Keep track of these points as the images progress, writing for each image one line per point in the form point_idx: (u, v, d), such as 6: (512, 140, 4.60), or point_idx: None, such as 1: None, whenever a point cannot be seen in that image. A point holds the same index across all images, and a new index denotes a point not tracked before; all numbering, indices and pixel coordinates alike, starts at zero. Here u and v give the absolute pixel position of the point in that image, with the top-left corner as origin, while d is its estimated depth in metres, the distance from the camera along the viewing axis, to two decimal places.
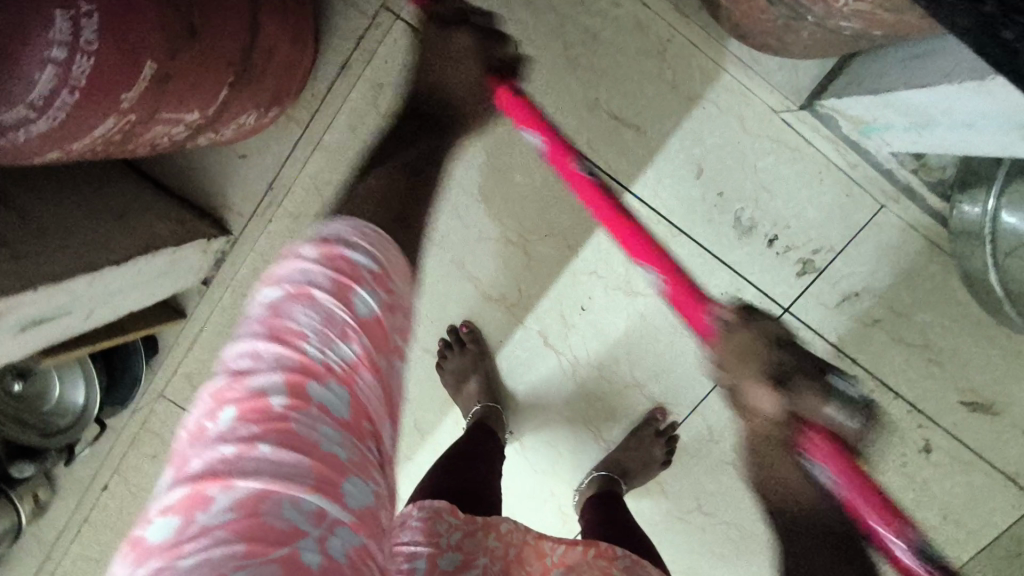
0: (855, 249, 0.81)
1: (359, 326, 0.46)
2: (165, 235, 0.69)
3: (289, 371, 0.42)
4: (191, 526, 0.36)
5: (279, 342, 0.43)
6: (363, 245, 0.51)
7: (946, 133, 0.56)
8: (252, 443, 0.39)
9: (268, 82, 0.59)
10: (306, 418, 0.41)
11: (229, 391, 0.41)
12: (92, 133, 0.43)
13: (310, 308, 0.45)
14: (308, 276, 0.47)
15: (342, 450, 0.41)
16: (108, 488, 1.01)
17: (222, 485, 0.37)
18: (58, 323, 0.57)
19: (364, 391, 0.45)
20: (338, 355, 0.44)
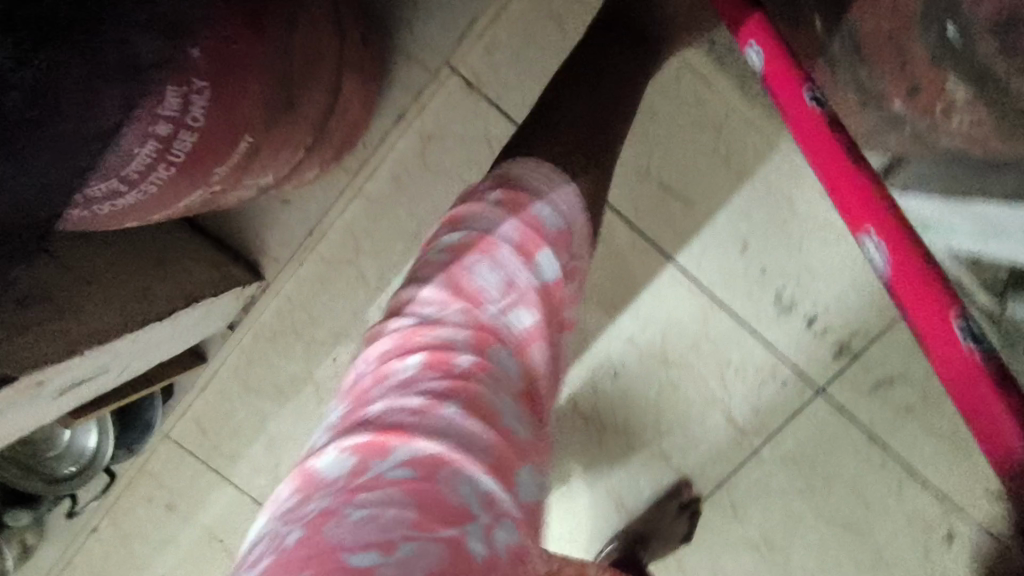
0: (892, 335, 0.81)
1: (545, 293, 0.45)
2: (203, 283, 0.65)
3: (475, 333, 0.42)
4: (365, 474, 0.37)
5: (461, 297, 0.43)
6: (540, 183, 0.48)
7: (1017, 246, 0.56)
8: (439, 401, 0.39)
9: (336, 140, 0.57)
10: (489, 378, 0.41)
11: (407, 339, 0.42)
12: (175, 204, 0.41)
13: (495, 263, 0.44)
14: (496, 220, 0.45)
15: (508, 433, 0.40)
16: (98, 529, 0.97)
17: (403, 437, 0.38)
18: (95, 381, 0.54)
19: (541, 356, 0.45)
20: (518, 320, 0.44)
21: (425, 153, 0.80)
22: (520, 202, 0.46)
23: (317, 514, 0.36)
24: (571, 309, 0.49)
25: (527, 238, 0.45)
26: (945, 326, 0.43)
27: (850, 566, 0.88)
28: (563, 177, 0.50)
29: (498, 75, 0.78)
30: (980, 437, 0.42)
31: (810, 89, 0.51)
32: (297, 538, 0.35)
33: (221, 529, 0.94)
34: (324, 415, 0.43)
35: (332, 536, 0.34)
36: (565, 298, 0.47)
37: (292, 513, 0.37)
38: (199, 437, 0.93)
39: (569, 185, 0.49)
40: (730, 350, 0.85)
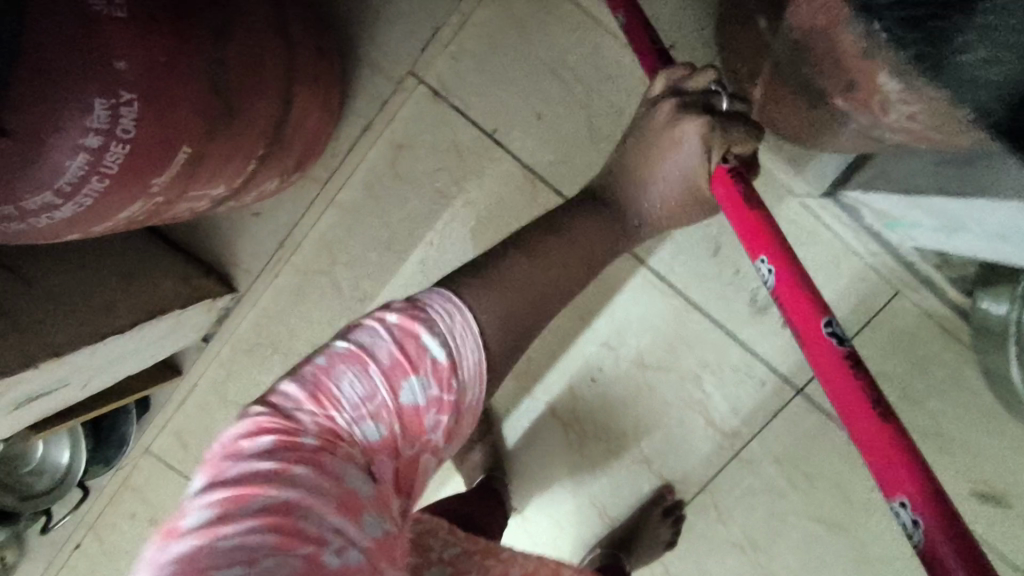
0: (870, 333, 0.81)
1: (407, 412, 0.49)
2: (172, 296, 0.66)
3: (330, 428, 0.47)
4: (219, 522, 0.41)
5: (318, 402, 0.47)
6: (439, 310, 0.51)
7: (976, 240, 0.56)
8: (286, 468, 0.43)
9: (293, 151, 0.58)
10: (337, 458, 0.45)
11: (272, 422, 0.46)
12: (117, 216, 0.41)
13: (361, 374, 0.48)
14: (377, 345, 0.49)
15: (361, 498, 0.45)
16: (81, 547, 0.96)
17: (259, 492, 0.42)
18: (55, 395, 0.54)
19: (399, 449, 0.49)
20: (367, 432, 0.48)
21: (395, 162, 0.81)
22: (414, 328, 0.49)
23: (190, 551, 0.40)
24: (466, 415, 0.52)
25: (400, 355, 0.49)
26: (839, 371, 0.43)
27: (838, 567, 0.87)
28: (454, 306, 0.52)
29: (465, 84, 0.79)
30: (881, 488, 0.40)
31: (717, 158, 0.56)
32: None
33: None
34: (184, 483, 0.46)
35: (207, 556, 0.39)
36: (445, 420, 0.50)
37: (151, 564, 0.41)
38: (179, 451, 0.92)
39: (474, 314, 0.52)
40: (706, 352, 0.85)
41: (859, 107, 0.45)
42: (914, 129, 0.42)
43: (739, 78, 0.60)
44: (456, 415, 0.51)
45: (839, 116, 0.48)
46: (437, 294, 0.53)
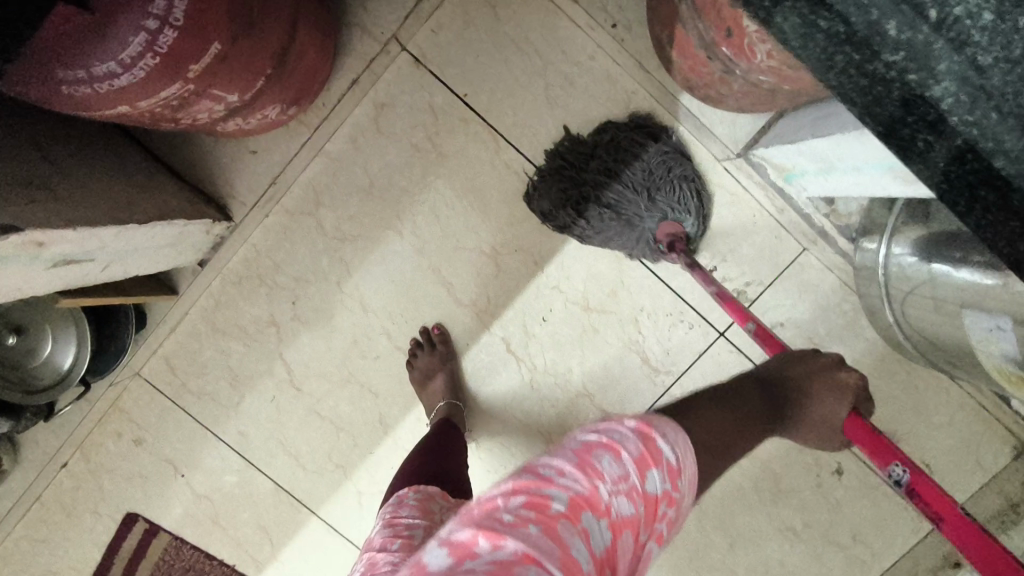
0: (780, 284, 0.96)
1: (649, 498, 0.53)
2: (175, 210, 0.77)
3: (581, 495, 0.50)
4: (462, 563, 0.45)
5: (582, 469, 0.51)
6: (673, 436, 0.57)
7: (845, 177, 0.69)
8: (523, 523, 0.47)
9: (292, 83, 0.69)
10: (569, 530, 0.48)
11: (527, 482, 0.50)
12: (157, 96, 0.52)
13: (616, 458, 0.52)
14: (629, 432, 0.54)
15: (594, 554, 0.49)
16: (68, 464, 1.05)
17: (498, 541, 0.46)
18: (81, 268, 0.64)
19: (622, 550, 0.51)
20: (620, 507, 0.51)
21: (378, 118, 0.94)
22: (652, 435, 0.54)
23: None
24: (666, 524, 0.55)
25: (644, 453, 0.53)
26: (931, 488, 0.60)
27: (751, 496, 1.01)
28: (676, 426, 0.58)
29: (441, 51, 0.92)
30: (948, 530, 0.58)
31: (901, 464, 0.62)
32: None
33: (185, 462, 1.04)
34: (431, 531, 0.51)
35: None
36: (669, 511, 0.54)
37: None
38: (168, 374, 1.02)
39: (689, 434, 0.59)
40: (643, 297, 0.97)
41: (737, 54, 0.58)
42: (772, 65, 0.56)
43: (662, 43, 0.73)
44: (675, 513, 0.55)
45: (728, 63, 0.61)
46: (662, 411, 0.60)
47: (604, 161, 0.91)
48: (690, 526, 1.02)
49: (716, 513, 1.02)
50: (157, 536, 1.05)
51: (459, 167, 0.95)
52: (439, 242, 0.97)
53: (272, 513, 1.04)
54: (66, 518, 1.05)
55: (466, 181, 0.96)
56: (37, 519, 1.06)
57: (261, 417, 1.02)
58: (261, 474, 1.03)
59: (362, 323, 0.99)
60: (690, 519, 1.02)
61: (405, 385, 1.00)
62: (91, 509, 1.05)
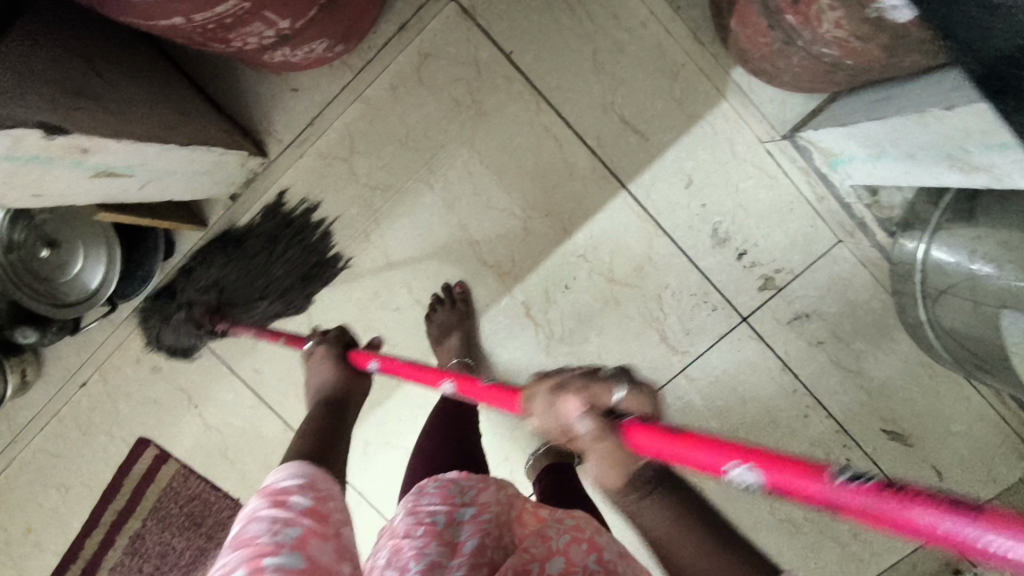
0: (810, 274, 0.95)
1: (307, 513, 0.49)
2: (216, 138, 0.77)
3: (251, 563, 0.44)
4: None
5: (239, 550, 0.45)
6: (296, 467, 0.54)
7: (895, 163, 0.68)
8: None
9: (344, 17, 0.69)
10: None
11: None
12: (214, 8, 0.51)
13: (257, 518, 0.47)
14: (251, 504, 0.50)
15: None
16: (87, 385, 1.07)
17: None
18: (122, 182, 0.65)
19: (329, 555, 0.47)
20: (291, 535, 0.46)
21: (421, 67, 0.93)
22: (270, 487, 0.52)
23: None
24: (347, 521, 0.52)
25: (269, 496, 0.50)
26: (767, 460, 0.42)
27: None
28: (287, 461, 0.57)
29: (491, 5, 0.91)
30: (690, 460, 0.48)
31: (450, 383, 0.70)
32: None
33: (199, 393, 1.06)
34: None
35: None
36: (334, 509, 0.52)
37: None
38: None
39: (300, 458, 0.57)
40: (669, 274, 0.96)
41: (803, 22, 0.56)
42: (842, 36, 0.54)
43: (722, 11, 0.71)
44: (341, 509, 0.53)
45: (791, 33, 0.59)
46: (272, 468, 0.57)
47: (268, 225, 0.98)
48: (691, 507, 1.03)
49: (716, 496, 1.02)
50: (167, 462, 1.08)
51: (499, 125, 0.94)
52: (470, 201, 0.97)
53: (281, 453, 1.07)
54: (81, 437, 1.08)
55: (502, 139, 0.95)
56: (54, 435, 1.09)
57: (277, 357, 1.04)
58: (273, 413, 1.05)
59: (385, 274, 0.99)
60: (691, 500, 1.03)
61: (422, 339, 1.01)
62: (106, 431, 1.08)
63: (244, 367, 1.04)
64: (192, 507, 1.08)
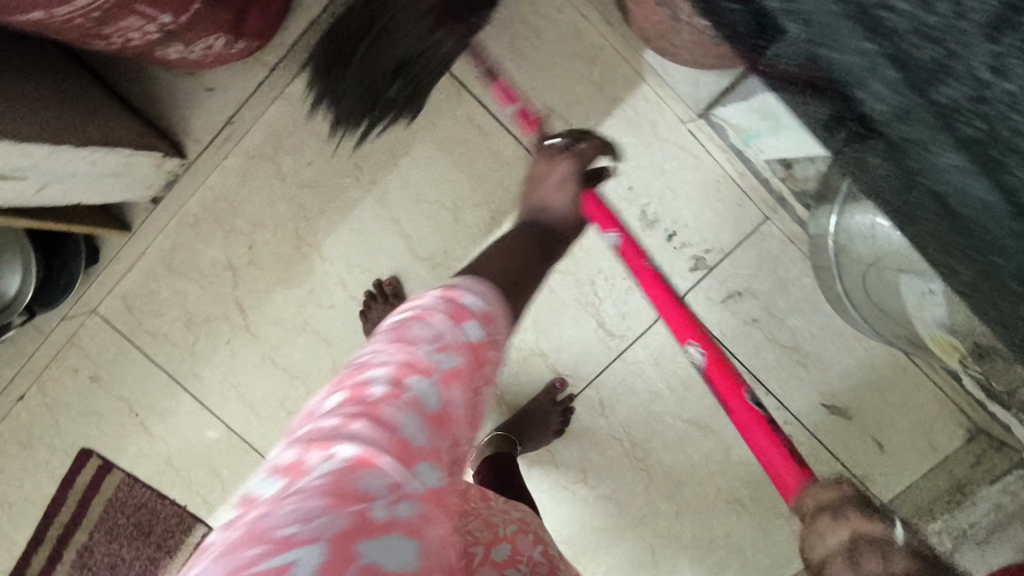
0: (740, 253, 0.95)
1: (468, 347, 0.49)
2: (125, 139, 0.77)
3: (397, 365, 0.45)
4: (286, 490, 0.38)
5: (400, 342, 0.46)
6: (475, 289, 0.54)
7: (793, 135, 0.68)
8: (348, 420, 0.41)
9: (238, 12, 0.69)
10: (393, 404, 0.43)
11: (346, 378, 0.45)
12: (75, 2, 0.51)
13: (427, 322, 0.48)
14: (428, 301, 0.51)
15: (423, 424, 0.43)
16: (25, 398, 1.06)
17: (326, 448, 0.40)
18: (11, 184, 0.64)
19: (462, 406, 0.47)
20: (446, 362, 0.46)
21: None
22: (454, 295, 0.52)
23: (241, 529, 0.36)
24: (497, 367, 0.53)
25: (451, 308, 0.50)
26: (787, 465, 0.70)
27: (699, 463, 1.01)
28: (468, 278, 0.56)
29: None
30: None
31: (697, 345, 0.84)
32: (226, 543, 0.35)
33: (139, 402, 1.05)
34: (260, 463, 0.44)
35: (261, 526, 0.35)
36: (491, 358, 0.51)
37: (222, 531, 0.37)
38: (125, 314, 1.02)
39: (480, 279, 0.56)
40: (600, 259, 0.98)
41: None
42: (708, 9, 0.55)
43: None
44: (496, 351, 0.53)
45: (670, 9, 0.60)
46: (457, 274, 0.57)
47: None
48: (638, 492, 1.03)
49: (662, 479, 1.02)
50: (110, 473, 1.06)
51: (423, 116, 0.94)
52: (400, 194, 0.96)
53: (225, 458, 1.05)
54: (22, 451, 1.07)
55: (427, 130, 0.95)
56: None
57: (216, 361, 1.03)
58: (215, 417, 1.04)
59: (319, 271, 0.99)
60: (637, 484, 1.03)
61: (359, 335, 1.00)
62: (46, 444, 1.07)
63: (183, 372, 1.04)
64: (137, 518, 1.07)
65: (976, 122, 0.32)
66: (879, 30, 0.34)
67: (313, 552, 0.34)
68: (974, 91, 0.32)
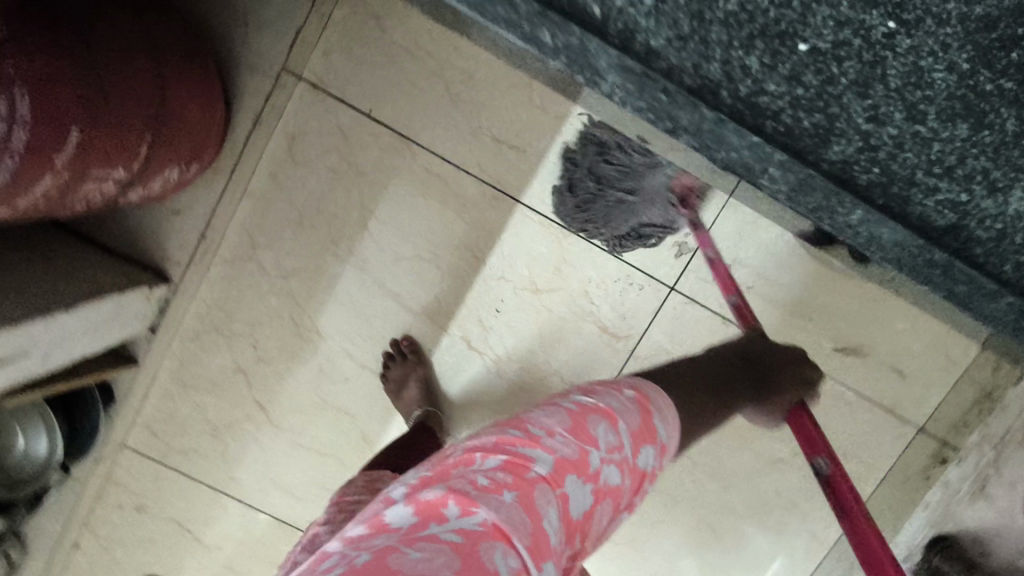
0: (717, 228, 0.97)
1: (634, 471, 0.58)
2: (110, 284, 0.79)
3: (567, 459, 0.53)
4: (426, 530, 0.45)
5: (575, 438, 0.55)
6: (668, 415, 0.64)
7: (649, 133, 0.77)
8: (500, 487, 0.49)
9: (182, 139, 0.71)
10: (544, 492, 0.50)
11: (512, 443, 0.53)
12: (32, 189, 0.53)
13: (610, 428, 0.57)
14: (621, 405, 0.60)
15: (563, 523, 0.51)
16: (79, 545, 1.08)
17: (472, 506, 0.47)
18: (18, 365, 0.66)
19: (598, 516, 0.55)
20: (607, 475, 0.55)
21: (291, 150, 0.95)
22: (649, 411, 0.62)
23: (382, 551, 0.43)
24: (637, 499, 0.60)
25: (640, 427, 0.59)
26: None
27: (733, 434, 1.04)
28: (665, 399, 0.66)
29: (336, 73, 0.93)
30: None
31: (824, 459, 0.69)
32: (367, 559, 0.43)
33: (190, 519, 1.07)
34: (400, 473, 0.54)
35: (394, 564, 0.42)
36: (647, 488, 0.60)
37: (359, 544, 0.45)
38: (153, 440, 1.04)
39: (675, 412, 0.66)
40: (588, 269, 0.98)
41: None
42: None
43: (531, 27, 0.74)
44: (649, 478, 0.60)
45: None
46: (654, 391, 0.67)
47: None
48: (684, 477, 1.05)
49: (704, 460, 1.05)
50: None
51: (384, 180, 0.96)
52: (382, 258, 0.99)
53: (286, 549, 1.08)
54: None
55: (391, 191, 0.97)
56: None
57: (252, 461, 1.05)
58: (266, 514, 1.07)
59: (326, 351, 1.01)
60: (681, 470, 1.05)
61: (378, 399, 1.03)
62: None
63: (223, 480, 1.06)
64: None
65: (878, 166, 0.40)
66: (764, 109, 0.40)
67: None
68: (863, 143, 0.40)
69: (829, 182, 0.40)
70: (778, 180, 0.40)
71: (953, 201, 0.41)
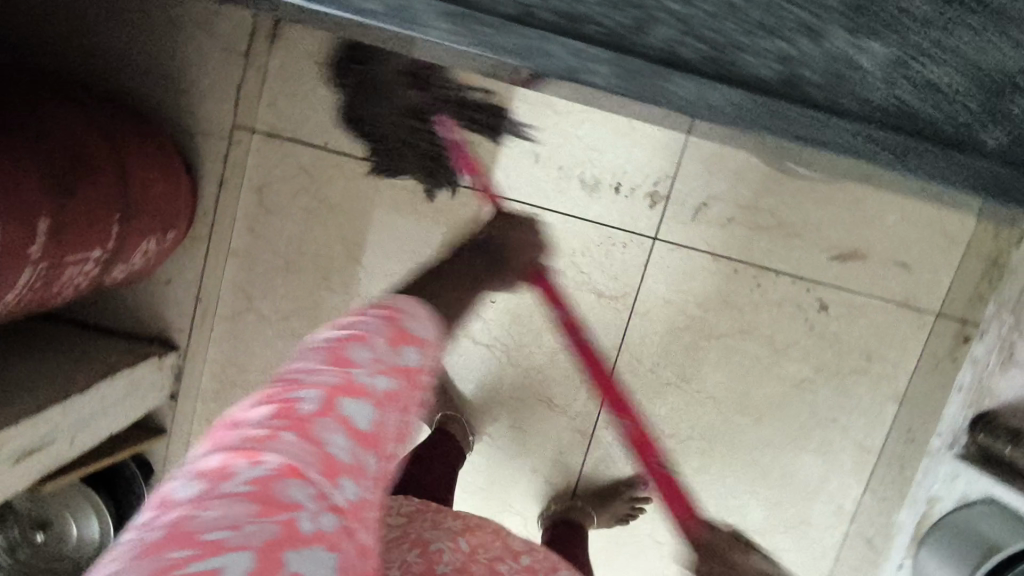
0: (685, 170, 0.98)
1: (405, 373, 0.52)
2: (120, 361, 0.83)
3: (334, 385, 0.47)
4: (215, 490, 0.38)
5: (335, 367, 0.48)
6: (417, 317, 0.59)
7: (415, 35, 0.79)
8: (273, 432, 0.42)
9: (154, 213, 0.75)
10: (324, 420, 0.44)
11: (271, 394, 0.46)
12: (15, 283, 0.58)
13: (368, 347, 0.51)
14: (365, 327, 0.53)
15: (353, 443, 0.45)
16: None
17: (252, 458, 0.40)
18: (48, 452, 0.71)
19: (391, 427, 0.49)
20: (381, 385, 0.49)
21: (262, 199, 0.98)
22: (396, 320, 0.56)
23: (175, 524, 0.36)
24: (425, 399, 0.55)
25: (393, 332, 0.54)
26: None
27: (751, 365, 1.04)
28: (418, 309, 0.60)
29: (287, 118, 0.96)
30: None
31: None
32: (159, 537, 0.35)
33: None
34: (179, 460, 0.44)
35: (196, 528, 0.35)
36: (427, 384, 0.55)
37: (147, 528, 0.36)
38: None
39: (427, 313, 0.61)
40: (570, 241, 1.00)
41: None
42: None
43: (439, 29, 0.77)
44: (427, 382, 0.55)
45: None
46: (396, 300, 0.61)
47: None
48: (715, 419, 1.05)
49: (730, 397, 1.05)
50: None
51: (355, 206, 0.99)
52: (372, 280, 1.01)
53: None
54: None
55: (364, 215, 0.99)
56: None
57: None
58: None
59: None
60: (710, 413, 1.05)
61: None
62: None
63: None
64: None
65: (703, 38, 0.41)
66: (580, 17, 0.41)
67: (240, 559, 0.35)
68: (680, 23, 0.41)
69: (709, 77, 0.41)
70: (606, 75, 0.42)
71: (783, 52, 0.41)
